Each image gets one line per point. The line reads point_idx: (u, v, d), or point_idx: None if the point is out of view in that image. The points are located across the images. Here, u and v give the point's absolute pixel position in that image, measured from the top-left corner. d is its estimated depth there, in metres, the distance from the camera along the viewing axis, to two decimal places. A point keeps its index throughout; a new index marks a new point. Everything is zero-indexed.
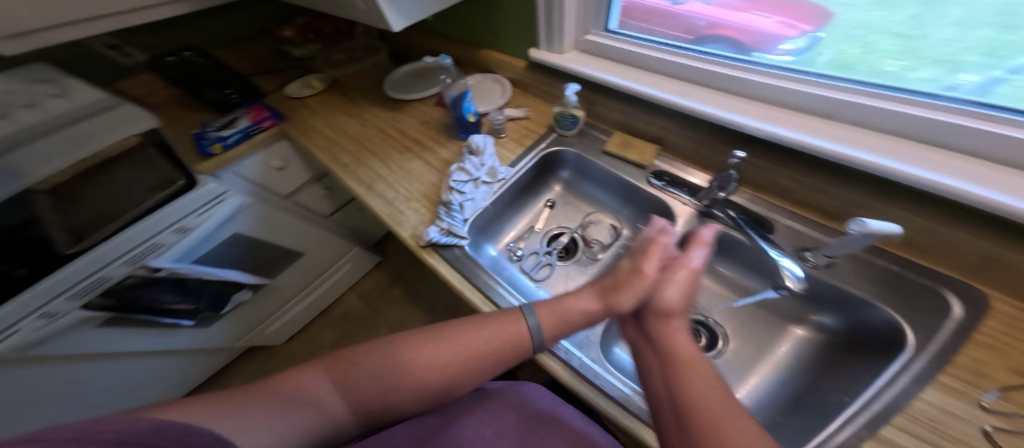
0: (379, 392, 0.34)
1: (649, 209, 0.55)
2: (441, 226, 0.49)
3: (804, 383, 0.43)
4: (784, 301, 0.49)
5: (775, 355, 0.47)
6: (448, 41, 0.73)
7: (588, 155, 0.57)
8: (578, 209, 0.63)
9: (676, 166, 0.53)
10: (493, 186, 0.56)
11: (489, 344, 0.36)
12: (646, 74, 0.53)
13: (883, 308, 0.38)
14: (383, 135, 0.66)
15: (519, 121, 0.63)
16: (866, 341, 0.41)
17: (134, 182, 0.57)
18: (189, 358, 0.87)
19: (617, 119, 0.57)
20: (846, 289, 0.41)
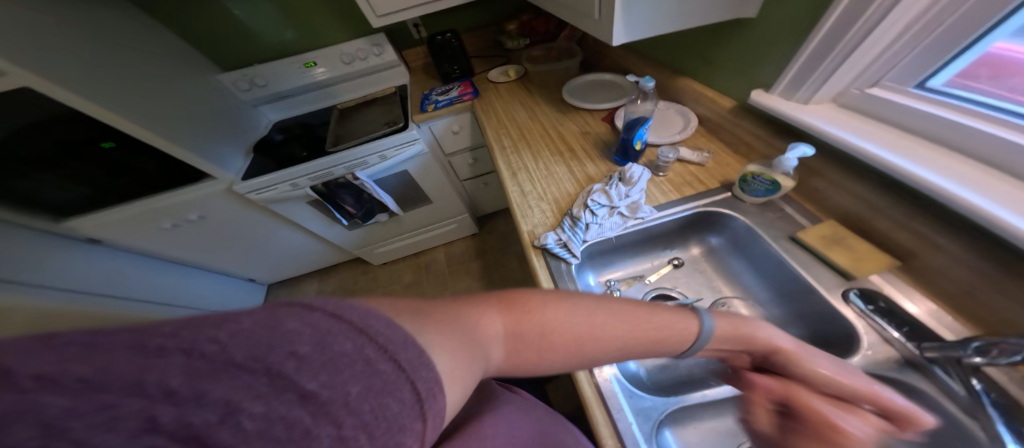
0: (552, 359, 0.24)
1: (817, 324, 0.42)
2: (559, 238, 0.49)
3: None
4: None
5: None
6: (650, 63, 0.71)
7: (761, 230, 0.47)
8: (707, 282, 0.53)
9: (904, 293, 0.37)
10: (630, 220, 0.51)
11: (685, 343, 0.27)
12: (960, 161, 0.33)
13: None
14: (544, 132, 0.69)
15: (693, 165, 0.56)
16: None
17: (377, 118, 0.85)
18: (335, 250, 1.14)
19: (836, 203, 0.44)
20: None
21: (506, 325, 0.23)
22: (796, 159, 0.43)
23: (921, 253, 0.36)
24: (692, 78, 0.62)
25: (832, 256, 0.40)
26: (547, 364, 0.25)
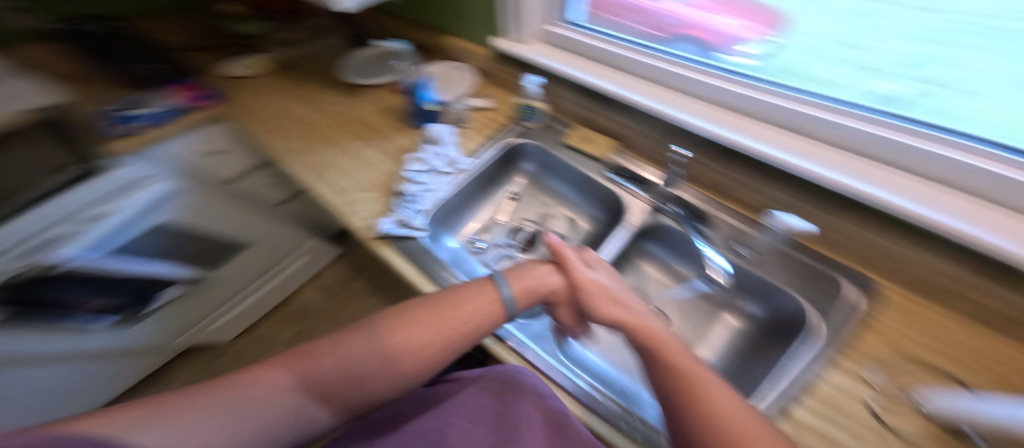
0: (356, 383, 0.30)
1: (609, 202, 0.57)
2: (396, 219, 0.48)
3: (733, 373, 0.45)
4: (716, 291, 0.53)
5: (713, 341, 0.50)
6: (413, 27, 0.73)
7: (551, 147, 0.58)
8: (540, 202, 0.64)
9: (632, 162, 0.56)
10: (459, 176, 0.55)
11: (477, 315, 0.35)
12: (609, 67, 0.55)
13: (797, 296, 0.42)
14: (334, 123, 0.63)
15: (483, 110, 0.64)
16: (780, 324, 0.45)
17: (27, 162, 0.51)
18: (120, 360, 0.82)
19: (577, 111, 0.59)
20: (768, 279, 0.44)
21: (297, 371, 0.29)
22: (535, 84, 0.55)
23: (632, 131, 0.54)
24: (456, 35, 0.68)
25: (586, 149, 0.58)
26: (356, 390, 0.30)
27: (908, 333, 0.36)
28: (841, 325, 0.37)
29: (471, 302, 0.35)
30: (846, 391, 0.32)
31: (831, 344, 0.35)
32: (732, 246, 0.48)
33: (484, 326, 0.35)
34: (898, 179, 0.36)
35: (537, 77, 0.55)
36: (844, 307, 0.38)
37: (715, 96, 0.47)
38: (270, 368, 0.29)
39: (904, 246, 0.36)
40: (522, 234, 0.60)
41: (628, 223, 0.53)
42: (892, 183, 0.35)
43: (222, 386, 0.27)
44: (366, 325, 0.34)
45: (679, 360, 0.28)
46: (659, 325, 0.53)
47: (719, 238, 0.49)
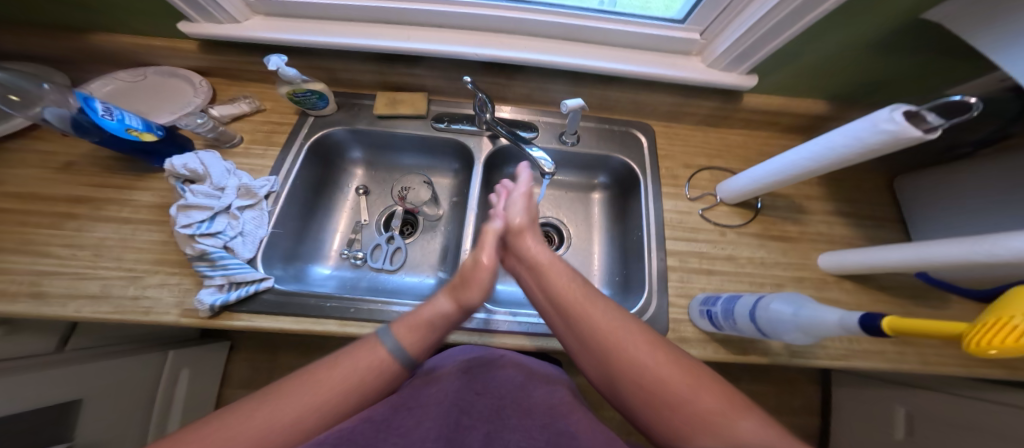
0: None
1: (446, 153, 0.64)
2: (213, 284, 0.43)
3: (620, 228, 0.76)
4: (569, 179, 0.81)
5: (594, 215, 0.80)
6: (124, 47, 0.61)
7: (363, 124, 0.60)
8: (388, 183, 0.67)
9: (448, 106, 0.63)
10: (266, 206, 0.52)
11: (366, 366, 0.39)
12: (346, 23, 0.57)
13: (622, 158, 0.74)
14: (76, 219, 0.51)
15: (259, 113, 0.60)
16: (626, 181, 0.76)
17: None
18: None
19: (361, 79, 0.61)
20: (597, 152, 0.74)
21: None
22: (285, 65, 0.48)
23: (427, 80, 0.61)
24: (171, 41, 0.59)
25: (405, 111, 0.60)
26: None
27: (669, 144, 0.76)
28: (651, 165, 0.73)
29: (356, 362, 0.39)
30: (679, 211, 0.69)
31: (654, 179, 0.71)
32: (560, 138, 0.72)
33: (372, 385, 0.39)
34: (619, 54, 0.64)
35: (281, 55, 0.47)
36: (641, 147, 0.75)
37: (486, 25, 0.60)
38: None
39: (625, 93, 0.71)
40: (392, 221, 0.64)
41: (478, 157, 0.61)
42: (623, 57, 0.64)
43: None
44: (237, 412, 0.34)
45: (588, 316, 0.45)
46: (558, 227, 0.79)
47: (553, 137, 0.72)
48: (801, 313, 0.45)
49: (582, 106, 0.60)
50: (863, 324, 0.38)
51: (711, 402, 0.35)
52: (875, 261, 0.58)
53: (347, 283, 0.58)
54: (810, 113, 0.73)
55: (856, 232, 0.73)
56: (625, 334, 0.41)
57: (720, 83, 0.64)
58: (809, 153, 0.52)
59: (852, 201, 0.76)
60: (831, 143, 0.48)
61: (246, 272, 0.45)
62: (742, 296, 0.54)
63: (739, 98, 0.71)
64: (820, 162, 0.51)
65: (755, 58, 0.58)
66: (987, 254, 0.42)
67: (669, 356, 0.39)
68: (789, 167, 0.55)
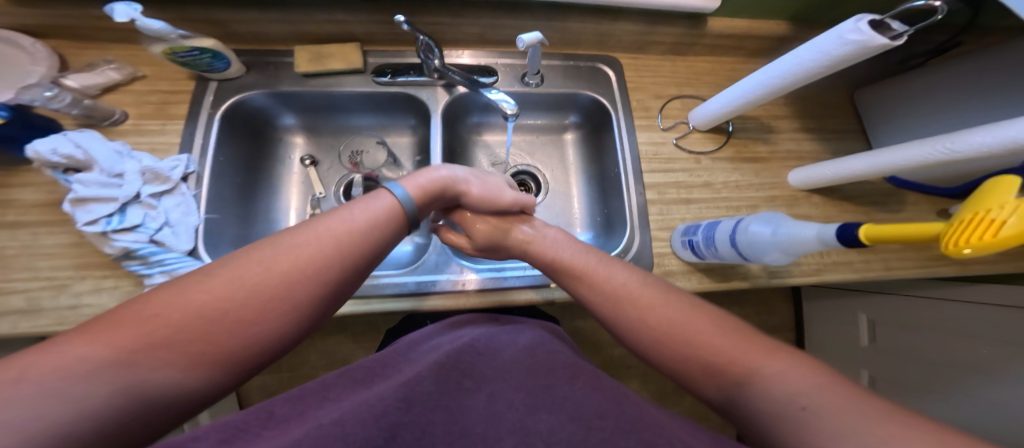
0: (230, 327, 0.29)
1: (392, 105, 0.57)
2: (154, 283, 0.40)
3: (595, 167, 0.74)
4: (542, 122, 0.76)
5: (569, 157, 0.77)
6: None
7: (290, 86, 0.52)
8: (336, 147, 0.61)
9: (391, 56, 0.55)
10: (187, 189, 0.45)
11: (354, 230, 0.37)
12: None
13: (589, 93, 0.69)
14: None
15: (143, 82, 0.50)
16: (596, 117, 0.72)
17: None
18: None
19: (273, 33, 0.51)
20: (565, 91, 0.69)
21: (136, 353, 0.25)
22: (150, 18, 0.40)
23: (355, 28, 0.52)
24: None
25: (336, 67, 0.52)
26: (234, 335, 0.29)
27: (637, 75, 0.72)
28: (620, 97, 0.69)
29: (358, 215, 0.39)
30: (656, 145, 0.67)
31: (627, 112, 0.68)
32: (523, 80, 0.66)
33: (377, 224, 0.40)
34: None
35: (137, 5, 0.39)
36: (609, 81, 0.70)
37: None
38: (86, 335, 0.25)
39: (582, 24, 0.65)
40: (351, 190, 0.58)
41: (434, 109, 0.55)
42: None
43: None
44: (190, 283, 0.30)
45: (586, 266, 0.44)
46: (536, 177, 0.75)
47: (516, 79, 0.65)
48: (780, 232, 0.46)
49: (540, 40, 0.54)
50: (839, 237, 0.39)
51: (717, 335, 0.34)
52: (839, 172, 0.58)
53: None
54: (770, 36, 0.71)
55: (824, 149, 0.74)
56: (631, 283, 0.41)
57: (680, 6, 0.60)
58: (778, 74, 0.49)
59: (818, 117, 0.76)
60: (802, 64, 0.45)
61: (191, 265, 0.41)
62: (722, 221, 0.54)
63: (704, 21, 0.67)
64: (787, 79, 0.49)
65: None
66: (945, 152, 0.42)
67: (673, 303, 0.38)
68: (759, 88, 0.53)
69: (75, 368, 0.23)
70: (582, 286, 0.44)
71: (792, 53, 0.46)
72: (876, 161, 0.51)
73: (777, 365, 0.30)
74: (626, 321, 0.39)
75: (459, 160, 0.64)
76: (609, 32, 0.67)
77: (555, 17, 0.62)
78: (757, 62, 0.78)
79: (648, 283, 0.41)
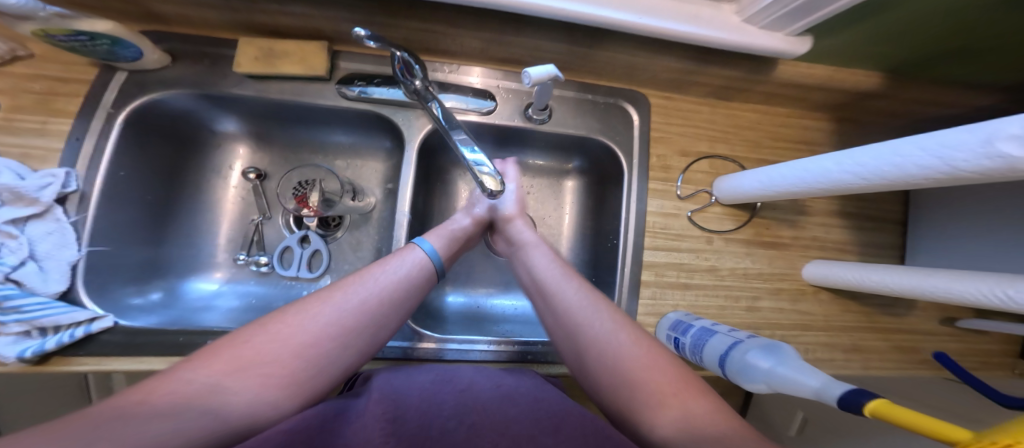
0: (302, 357, 0.30)
1: (355, 122, 0.52)
2: (10, 333, 0.35)
3: (592, 220, 0.66)
4: (547, 163, 0.68)
5: (569, 201, 0.68)
6: None
7: (238, 89, 0.46)
8: (288, 162, 0.57)
9: (365, 64, 0.49)
10: (63, 213, 0.40)
11: (406, 274, 0.39)
12: None
13: (602, 139, 0.59)
14: None
15: (27, 63, 0.44)
16: (604, 168, 0.63)
17: None
18: None
19: (206, 17, 0.43)
20: (575, 134, 0.59)
21: (230, 382, 0.26)
22: None
23: (321, 24, 0.45)
24: None
25: (290, 70, 0.45)
26: (308, 368, 0.30)
27: (664, 121, 0.60)
28: (633, 149, 0.58)
29: (398, 268, 0.39)
30: (667, 214, 0.58)
31: (641, 172, 0.58)
32: (526, 113, 0.57)
33: (417, 277, 0.40)
34: None
35: None
36: (629, 127, 0.59)
37: None
38: (193, 366, 0.27)
39: (597, 52, 0.52)
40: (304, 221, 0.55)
41: (411, 137, 0.49)
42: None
43: (114, 407, 0.22)
44: (261, 324, 0.31)
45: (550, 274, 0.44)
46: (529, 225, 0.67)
47: (519, 109, 0.57)
48: (779, 369, 0.38)
49: (551, 76, 0.43)
50: (841, 400, 0.31)
51: (665, 381, 0.32)
52: (863, 283, 0.49)
53: (251, 297, 0.52)
54: (853, 92, 0.54)
55: (855, 239, 0.62)
56: (592, 301, 0.41)
57: (751, 48, 0.44)
58: (859, 168, 0.30)
59: (861, 199, 0.63)
60: (901, 166, 0.26)
61: (60, 315, 0.36)
62: (717, 332, 0.48)
63: (775, 66, 0.51)
64: (871, 182, 0.30)
65: (821, 13, 0.38)
66: (1005, 300, 0.32)
67: (630, 330, 0.38)
68: (824, 178, 0.34)
69: (185, 393, 0.24)
70: (546, 299, 0.43)
71: (897, 142, 0.26)
72: (919, 283, 0.41)
73: (706, 416, 0.29)
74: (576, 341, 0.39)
75: (437, 193, 0.59)
76: (626, 69, 0.56)
77: (561, 39, 0.50)
78: (818, 120, 0.62)
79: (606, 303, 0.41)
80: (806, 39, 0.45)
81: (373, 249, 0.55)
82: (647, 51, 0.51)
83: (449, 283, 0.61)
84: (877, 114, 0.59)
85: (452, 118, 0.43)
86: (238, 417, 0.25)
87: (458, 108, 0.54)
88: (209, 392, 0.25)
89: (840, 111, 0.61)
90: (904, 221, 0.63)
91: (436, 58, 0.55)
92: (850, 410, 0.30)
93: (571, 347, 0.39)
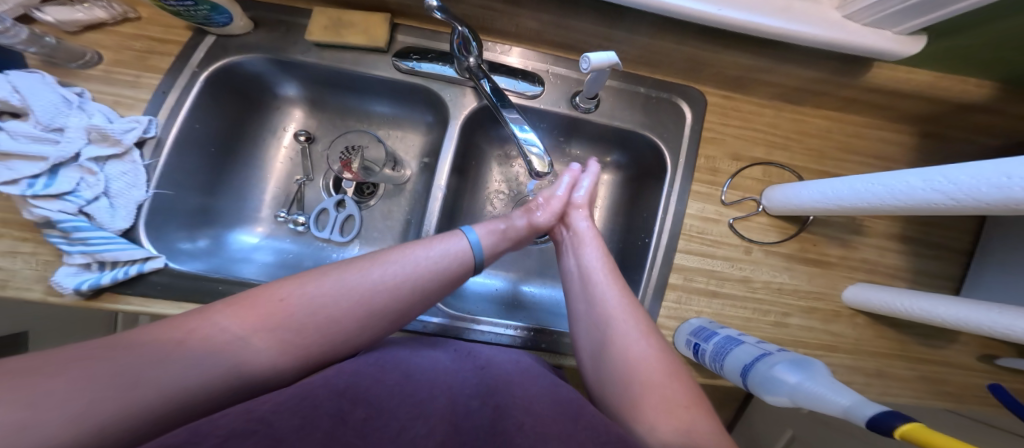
0: (321, 332, 0.33)
1: (402, 94, 0.52)
2: (73, 264, 0.39)
3: (624, 218, 0.64)
4: (585, 154, 0.66)
5: (601, 195, 0.67)
6: None
7: (302, 55, 0.48)
8: (336, 127, 0.58)
9: (424, 38, 0.49)
10: (139, 156, 0.44)
11: (441, 262, 0.40)
12: None
13: (648, 134, 0.56)
14: None
15: (133, 24, 0.48)
16: (645, 166, 0.61)
17: None
18: None
19: None
20: (619, 125, 0.57)
21: (251, 339, 0.30)
22: None
23: None
24: None
25: (354, 41, 0.46)
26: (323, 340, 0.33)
27: (719, 121, 0.57)
28: (679, 147, 0.56)
29: (429, 258, 0.39)
30: (706, 218, 0.55)
31: (685, 172, 0.55)
32: (573, 101, 0.55)
33: (445, 273, 0.40)
34: None
35: None
36: (681, 124, 0.56)
37: None
38: (231, 312, 0.31)
39: (662, 44, 0.50)
40: (343, 186, 0.57)
41: (458, 115, 0.49)
42: None
43: (158, 340, 0.27)
44: (300, 281, 0.34)
45: (595, 269, 0.43)
46: None
47: (567, 95, 0.55)
48: (807, 384, 0.37)
49: (609, 63, 0.41)
50: (871, 419, 0.29)
51: (680, 395, 0.33)
52: (909, 311, 0.46)
53: (286, 253, 0.55)
54: (948, 103, 0.49)
55: (911, 266, 0.58)
56: (636, 308, 0.40)
57: (854, 47, 0.40)
58: (951, 187, 0.27)
59: (925, 223, 0.58)
60: (1005, 189, 0.23)
61: (120, 252, 0.40)
62: (743, 343, 0.46)
63: (867, 68, 0.47)
64: (966, 204, 0.27)
65: (950, 9, 0.34)
66: None
67: (663, 348, 0.37)
68: (902, 196, 0.31)
69: (212, 343, 0.28)
70: (586, 290, 0.42)
71: (1006, 161, 0.23)
72: (977, 314, 0.37)
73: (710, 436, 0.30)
74: (607, 329, 0.38)
75: (472, 173, 0.59)
76: (687, 65, 0.53)
77: (626, 28, 0.48)
78: (897, 133, 0.57)
79: (648, 314, 0.40)
80: (921, 37, 0.40)
81: (403, 221, 0.56)
82: (715, 47, 0.48)
83: None
84: (968, 129, 0.53)
85: (504, 100, 0.42)
86: (246, 373, 0.29)
87: (505, 90, 0.53)
88: (231, 345, 0.29)
89: (922, 124, 0.55)
90: (973, 252, 0.57)
91: (490, 37, 0.54)
92: (878, 429, 0.29)
93: (596, 336, 0.39)
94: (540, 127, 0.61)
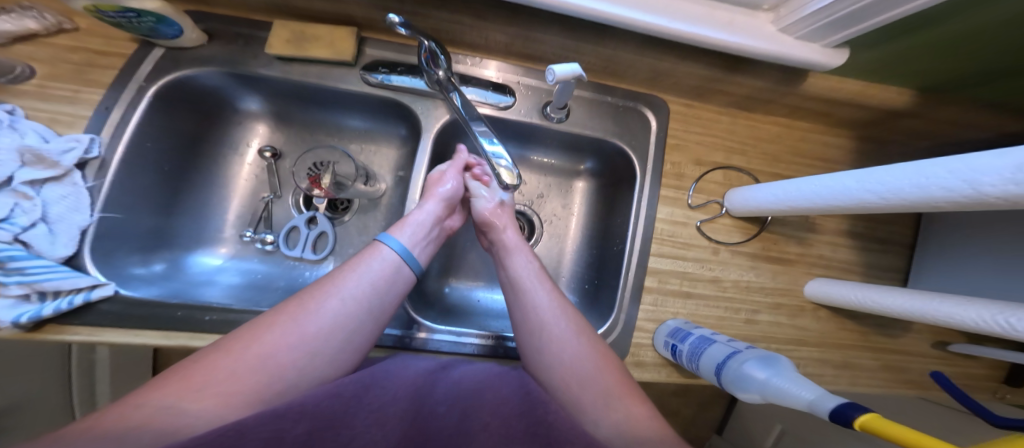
0: (267, 373, 0.30)
1: (372, 107, 0.52)
2: (9, 296, 0.35)
3: (599, 225, 0.66)
4: (559, 163, 0.67)
5: (575, 203, 0.68)
6: None
7: (263, 68, 0.46)
8: (304, 141, 0.57)
9: (393, 51, 0.48)
10: (81, 178, 0.41)
11: (378, 275, 0.38)
12: None
13: (616, 142, 0.58)
14: None
15: (70, 36, 0.45)
16: (617, 175, 0.63)
17: None
18: None
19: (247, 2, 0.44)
20: (590, 134, 0.59)
21: (185, 403, 0.26)
22: None
23: (352, 11, 0.45)
24: None
25: (319, 54, 0.45)
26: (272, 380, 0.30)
27: (681, 129, 0.60)
28: (646, 154, 0.58)
29: (361, 273, 0.38)
30: (674, 221, 0.57)
31: (652, 177, 0.57)
32: (544, 111, 0.56)
33: (386, 281, 0.39)
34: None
35: None
36: (646, 132, 0.58)
37: None
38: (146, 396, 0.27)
39: (622, 55, 0.52)
40: (314, 202, 0.55)
41: (429, 127, 0.49)
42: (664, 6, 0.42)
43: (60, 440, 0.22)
44: (221, 343, 0.31)
45: (523, 275, 0.43)
46: (534, 227, 0.66)
47: (538, 106, 0.56)
48: (775, 379, 0.38)
49: (573, 75, 0.42)
50: (833, 411, 0.31)
51: (614, 380, 0.36)
52: (863, 303, 0.49)
53: (255, 274, 0.52)
54: (880, 108, 0.54)
55: (862, 260, 0.62)
56: (565, 310, 0.40)
57: (792, 59, 0.44)
58: (879, 187, 0.29)
59: (871, 220, 0.63)
60: (924, 187, 0.25)
61: (63, 281, 0.36)
62: (716, 342, 0.48)
63: (805, 79, 0.51)
64: (893, 202, 0.29)
65: (867, 24, 0.38)
66: (1003, 326, 0.32)
67: (594, 343, 0.38)
68: (842, 197, 0.34)
69: (140, 418, 0.25)
70: (518, 298, 0.42)
71: (924, 163, 0.25)
72: (921, 304, 0.41)
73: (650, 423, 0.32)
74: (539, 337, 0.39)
75: None
76: (647, 76, 0.56)
77: (589, 41, 0.50)
78: (840, 137, 0.62)
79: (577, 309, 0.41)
80: (842, 49, 0.44)
81: (376, 236, 0.55)
82: (670, 58, 0.51)
83: (451, 278, 0.61)
84: (903, 133, 0.58)
85: (472, 113, 0.43)
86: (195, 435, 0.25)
87: (476, 101, 0.54)
88: (162, 415, 0.25)
89: (862, 129, 0.60)
90: (913, 244, 0.62)
91: (459, 50, 0.55)
92: (837, 420, 0.30)
93: (532, 343, 0.39)
94: (515, 138, 0.62)
